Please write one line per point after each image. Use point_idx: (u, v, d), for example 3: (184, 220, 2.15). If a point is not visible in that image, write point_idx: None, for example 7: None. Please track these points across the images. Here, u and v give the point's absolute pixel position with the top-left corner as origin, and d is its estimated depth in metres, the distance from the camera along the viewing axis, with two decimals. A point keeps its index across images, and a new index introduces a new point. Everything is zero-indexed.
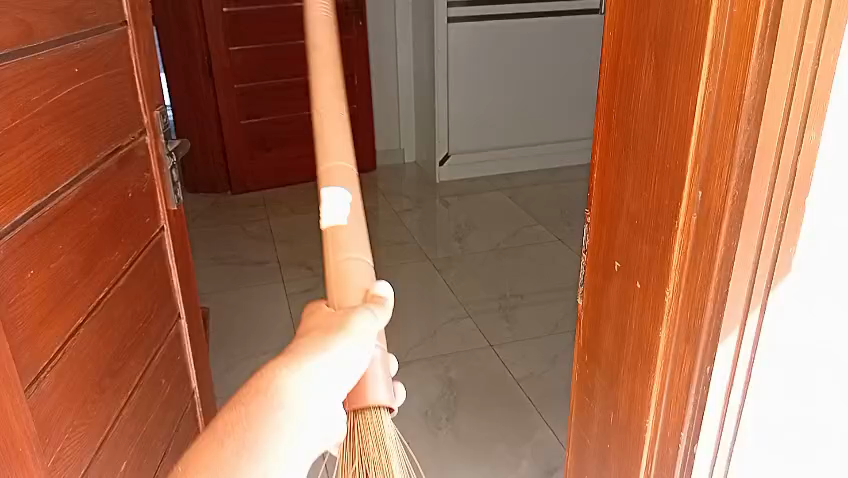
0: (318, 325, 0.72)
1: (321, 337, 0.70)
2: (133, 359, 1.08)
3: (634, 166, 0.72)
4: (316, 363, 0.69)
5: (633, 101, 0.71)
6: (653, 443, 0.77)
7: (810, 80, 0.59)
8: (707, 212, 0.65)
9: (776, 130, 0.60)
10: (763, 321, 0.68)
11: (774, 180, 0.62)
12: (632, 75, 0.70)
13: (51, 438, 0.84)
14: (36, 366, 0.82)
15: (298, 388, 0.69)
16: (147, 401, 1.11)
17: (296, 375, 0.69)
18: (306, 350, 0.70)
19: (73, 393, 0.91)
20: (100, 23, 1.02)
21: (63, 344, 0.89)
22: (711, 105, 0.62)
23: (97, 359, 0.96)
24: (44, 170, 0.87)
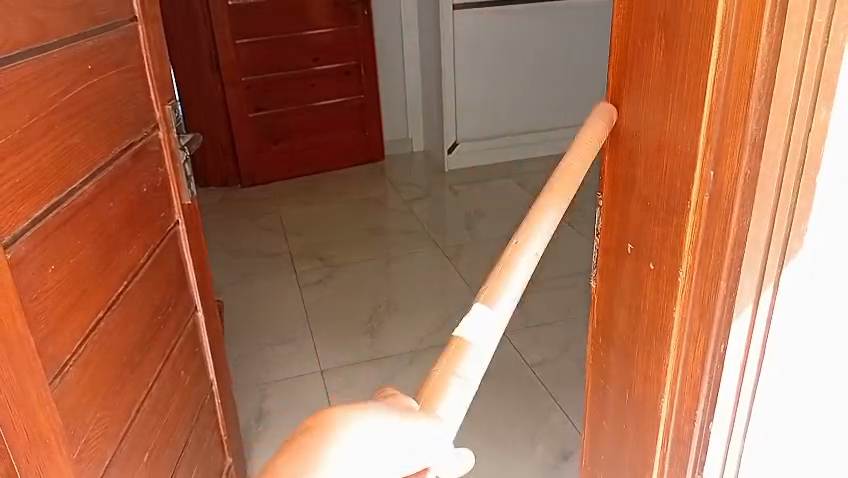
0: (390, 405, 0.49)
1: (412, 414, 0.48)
2: (151, 352, 1.20)
3: (645, 147, 0.69)
4: (384, 424, 0.46)
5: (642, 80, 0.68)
6: (668, 419, 0.75)
7: (820, 59, 0.56)
8: (719, 194, 0.62)
9: (787, 109, 0.58)
10: (778, 294, 0.65)
11: (785, 159, 0.59)
12: (641, 53, 0.68)
13: (76, 430, 0.93)
14: (60, 359, 0.90)
15: (352, 454, 0.44)
16: (162, 384, 1.24)
17: (360, 426, 0.45)
18: (381, 411, 0.47)
19: (95, 386, 1.00)
20: (110, 19, 1.09)
21: (84, 338, 0.97)
22: (721, 82, 0.59)
23: (116, 353, 1.06)
24: (61, 168, 0.92)
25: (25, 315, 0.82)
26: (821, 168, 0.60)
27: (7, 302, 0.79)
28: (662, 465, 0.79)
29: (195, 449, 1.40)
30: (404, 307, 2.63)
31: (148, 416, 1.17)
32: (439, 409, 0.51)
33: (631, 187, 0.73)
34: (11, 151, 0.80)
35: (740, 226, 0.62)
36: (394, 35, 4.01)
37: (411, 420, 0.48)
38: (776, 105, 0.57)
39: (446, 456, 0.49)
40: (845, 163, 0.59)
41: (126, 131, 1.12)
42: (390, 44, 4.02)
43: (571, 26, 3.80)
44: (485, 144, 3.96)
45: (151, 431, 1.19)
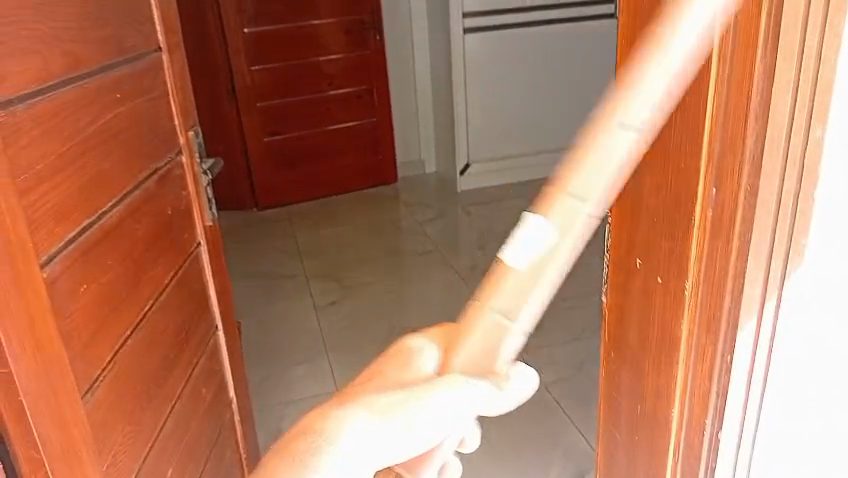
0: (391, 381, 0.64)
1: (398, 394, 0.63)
2: (174, 371, 1.23)
3: (649, 167, 0.72)
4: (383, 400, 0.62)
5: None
6: (678, 430, 0.78)
7: (812, 80, 0.58)
8: (721, 212, 0.65)
9: (783, 127, 0.60)
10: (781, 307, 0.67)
11: (784, 172, 0.61)
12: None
13: (105, 445, 0.97)
14: (91, 375, 0.94)
15: (360, 437, 0.62)
16: (184, 402, 1.27)
17: (362, 416, 0.62)
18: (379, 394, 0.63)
19: (123, 403, 1.04)
20: (138, 50, 1.14)
21: (113, 356, 1.01)
22: (719, 104, 0.63)
23: (141, 372, 1.10)
24: (92, 194, 0.96)
25: (59, 333, 0.86)
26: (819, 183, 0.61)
27: (44, 321, 0.83)
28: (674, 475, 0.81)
29: (215, 468, 1.42)
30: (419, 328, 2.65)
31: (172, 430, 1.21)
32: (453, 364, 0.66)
33: (638, 206, 0.76)
34: (47, 176, 0.85)
35: (742, 242, 0.65)
36: (405, 59, 4.08)
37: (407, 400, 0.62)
38: (772, 125, 0.60)
39: (477, 402, 0.62)
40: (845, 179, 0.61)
41: (152, 156, 1.17)
42: (403, 68, 4.09)
43: (581, 48, 3.85)
44: (497, 164, 4.00)
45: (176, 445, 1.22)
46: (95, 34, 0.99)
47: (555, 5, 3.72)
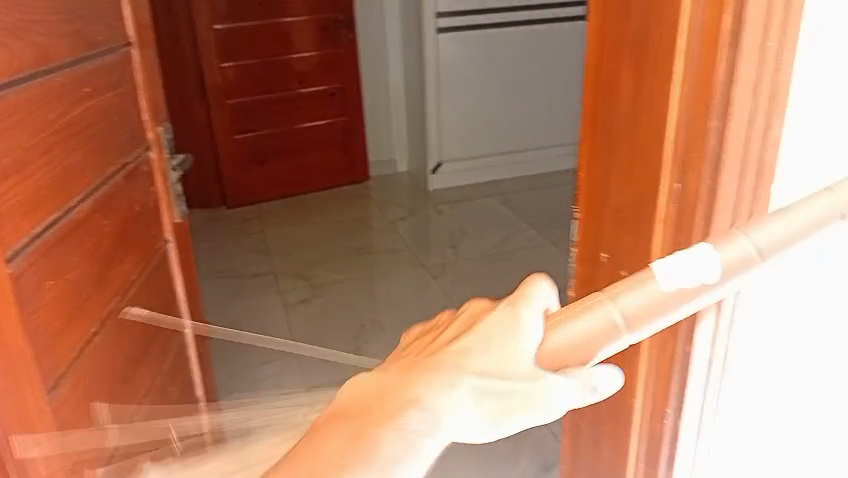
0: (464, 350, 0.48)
1: (480, 373, 0.47)
2: (142, 367, 1.22)
3: (616, 164, 0.74)
4: (483, 378, 0.47)
5: (612, 99, 0.72)
6: (642, 419, 0.81)
7: (771, 81, 0.62)
8: (684, 205, 0.67)
9: (743, 126, 0.63)
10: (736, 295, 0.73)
11: (744, 167, 0.64)
12: (611, 74, 0.72)
13: (71, 441, 0.96)
14: (56, 371, 0.93)
15: (451, 424, 0.47)
16: (151, 399, 1.26)
17: (460, 395, 0.46)
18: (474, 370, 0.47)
19: (88, 400, 1.03)
20: (107, 44, 1.13)
21: (79, 352, 1.00)
22: (684, 100, 0.64)
23: (108, 368, 1.09)
24: (60, 188, 0.95)
25: (23, 328, 0.85)
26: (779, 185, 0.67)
27: (7, 316, 0.81)
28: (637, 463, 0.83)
29: None
30: (390, 325, 2.65)
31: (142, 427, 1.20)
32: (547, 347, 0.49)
33: (604, 200, 0.77)
34: (14, 169, 0.84)
35: (703, 235, 0.67)
36: (378, 57, 4.07)
37: (489, 383, 0.47)
38: (734, 123, 0.63)
39: (568, 403, 0.48)
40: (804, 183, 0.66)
41: (122, 150, 1.16)
42: (375, 67, 4.08)
43: (551, 49, 3.89)
44: (469, 163, 4.01)
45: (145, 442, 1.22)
46: (63, 27, 0.97)
47: (527, 7, 3.75)
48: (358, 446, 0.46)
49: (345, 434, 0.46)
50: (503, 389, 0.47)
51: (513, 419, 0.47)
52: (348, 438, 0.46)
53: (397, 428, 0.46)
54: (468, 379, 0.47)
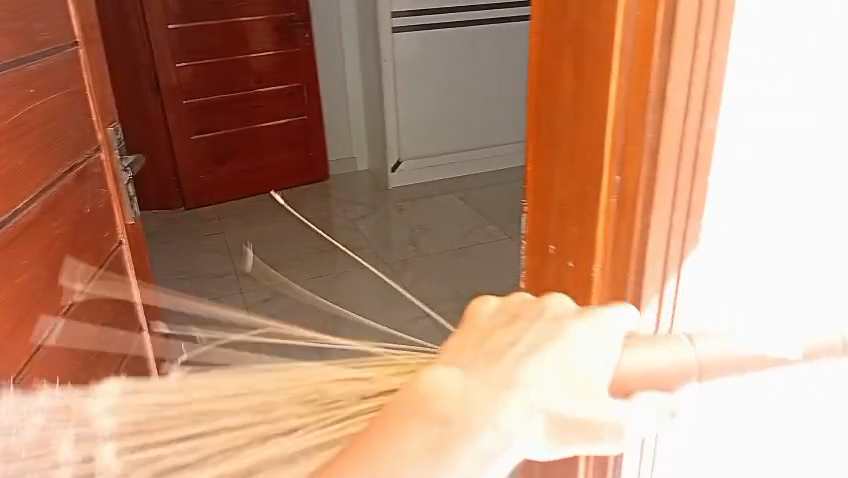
0: (545, 371, 0.46)
1: (557, 399, 0.47)
2: (96, 372, 1.21)
3: (560, 158, 0.75)
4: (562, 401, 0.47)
5: (555, 94, 0.74)
6: None
7: (704, 75, 0.64)
8: (625, 194, 0.69)
9: (678, 119, 0.65)
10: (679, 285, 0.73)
11: (680, 158, 0.67)
12: (553, 71, 0.73)
13: None
14: (5, 378, 0.92)
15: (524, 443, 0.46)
16: None
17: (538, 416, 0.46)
18: (559, 388, 0.47)
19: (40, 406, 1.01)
20: (52, 44, 1.11)
21: (30, 357, 0.99)
22: (622, 94, 0.66)
23: (59, 373, 1.07)
24: (5, 191, 0.94)
25: None
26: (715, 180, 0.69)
27: None
28: None
29: None
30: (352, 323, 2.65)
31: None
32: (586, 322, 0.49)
33: (550, 193, 0.78)
34: None
35: (643, 223, 0.69)
36: (335, 56, 4.06)
37: (561, 412, 0.47)
38: (669, 116, 0.65)
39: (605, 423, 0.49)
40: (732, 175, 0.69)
41: (71, 150, 1.15)
42: (332, 66, 4.07)
43: (508, 47, 3.93)
44: (429, 161, 4.03)
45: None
46: (6, 27, 0.96)
47: (483, 4, 3.79)
48: (428, 462, 0.43)
49: (417, 443, 0.44)
50: (572, 420, 0.47)
51: (566, 446, 0.48)
52: (420, 450, 0.44)
53: (473, 448, 0.44)
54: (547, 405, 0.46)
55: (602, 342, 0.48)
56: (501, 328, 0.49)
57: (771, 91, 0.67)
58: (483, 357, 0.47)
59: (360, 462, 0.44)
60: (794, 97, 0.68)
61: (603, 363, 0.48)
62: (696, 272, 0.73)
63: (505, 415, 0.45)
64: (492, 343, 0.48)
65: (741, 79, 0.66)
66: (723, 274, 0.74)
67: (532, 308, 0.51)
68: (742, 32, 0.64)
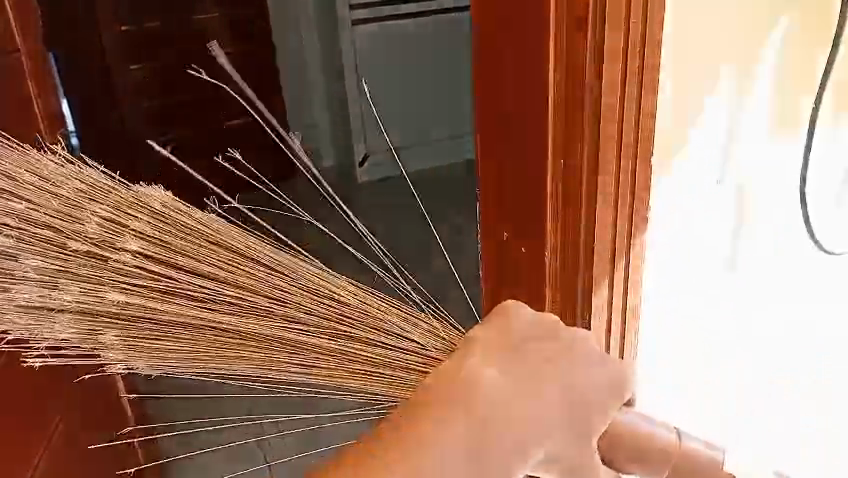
0: (565, 405, 0.56)
1: (562, 433, 0.56)
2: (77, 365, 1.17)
3: (506, 144, 0.73)
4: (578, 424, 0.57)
5: (496, 79, 0.71)
6: None
7: (641, 52, 0.65)
8: (571, 177, 0.70)
9: (617, 97, 0.66)
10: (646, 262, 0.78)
11: (621, 135, 0.68)
12: (493, 56, 0.70)
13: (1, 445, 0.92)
14: None
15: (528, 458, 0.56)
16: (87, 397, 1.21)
17: (554, 431, 0.56)
18: (589, 407, 0.57)
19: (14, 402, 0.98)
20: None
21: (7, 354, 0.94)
22: (561, 81, 0.66)
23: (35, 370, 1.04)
24: None
25: None
26: (677, 154, 0.75)
27: None
28: None
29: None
30: None
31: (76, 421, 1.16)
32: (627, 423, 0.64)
33: (501, 181, 0.76)
34: None
35: (590, 209, 0.71)
36: None
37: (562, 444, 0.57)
38: (608, 96, 0.66)
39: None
40: (683, 165, 0.76)
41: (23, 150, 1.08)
42: None
43: None
44: None
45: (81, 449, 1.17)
46: None
47: None
48: (480, 453, 0.52)
49: (477, 429, 0.53)
50: (568, 450, 0.57)
51: (543, 471, 0.58)
52: (480, 432, 0.53)
53: (506, 459, 0.53)
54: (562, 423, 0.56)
55: (606, 396, 0.58)
56: (533, 343, 0.58)
57: (741, 117, 0.78)
58: (524, 366, 0.56)
59: (433, 434, 0.51)
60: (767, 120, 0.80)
61: (605, 417, 0.58)
62: (664, 257, 0.80)
63: (531, 431, 0.54)
64: (528, 352, 0.57)
65: (722, 98, 0.74)
66: (728, 276, 0.86)
67: (560, 334, 0.59)
68: (689, 36, 0.69)
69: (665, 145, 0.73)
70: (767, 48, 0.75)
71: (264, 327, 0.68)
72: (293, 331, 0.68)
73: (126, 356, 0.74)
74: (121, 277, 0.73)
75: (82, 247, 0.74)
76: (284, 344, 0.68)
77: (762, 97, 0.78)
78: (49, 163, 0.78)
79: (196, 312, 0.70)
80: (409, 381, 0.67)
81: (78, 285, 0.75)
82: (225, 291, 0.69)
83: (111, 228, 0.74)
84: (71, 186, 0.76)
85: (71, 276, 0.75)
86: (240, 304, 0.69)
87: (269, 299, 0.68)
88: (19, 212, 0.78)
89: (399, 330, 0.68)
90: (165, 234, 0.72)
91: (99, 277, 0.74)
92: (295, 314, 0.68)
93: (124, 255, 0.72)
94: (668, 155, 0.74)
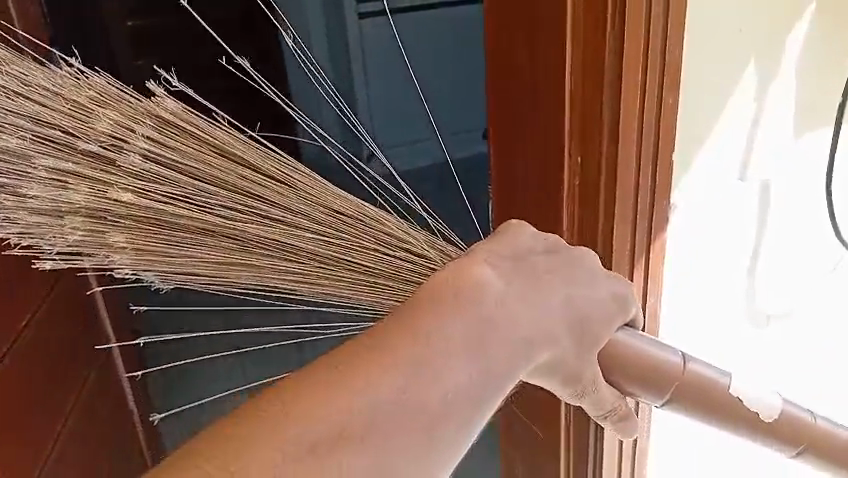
0: (567, 319, 0.53)
1: (565, 342, 0.53)
2: (99, 347, 1.11)
3: (520, 142, 0.70)
4: (587, 333, 0.54)
5: (508, 82, 0.67)
6: None
7: (661, 47, 0.63)
8: (586, 176, 0.68)
9: (637, 93, 0.64)
10: (666, 260, 0.76)
11: (642, 132, 0.66)
12: (504, 57, 0.67)
13: (28, 423, 0.87)
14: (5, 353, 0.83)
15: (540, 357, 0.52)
16: (112, 378, 1.15)
17: (565, 339, 0.52)
18: (600, 314, 0.54)
19: (45, 380, 0.93)
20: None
21: (27, 323, 0.89)
22: (581, 78, 0.63)
23: (61, 347, 0.98)
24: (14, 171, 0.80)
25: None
26: (700, 153, 0.72)
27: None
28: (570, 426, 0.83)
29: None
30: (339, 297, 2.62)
31: (102, 388, 1.11)
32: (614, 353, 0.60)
33: (511, 186, 0.73)
34: None
35: (608, 223, 0.69)
36: None
37: (565, 356, 0.54)
38: (627, 92, 0.63)
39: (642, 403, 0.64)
40: (707, 164, 0.73)
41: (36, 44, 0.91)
42: None
43: None
44: None
45: (106, 414, 1.12)
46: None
47: None
48: (496, 361, 0.47)
49: (481, 332, 0.47)
50: (569, 363, 0.54)
51: (540, 376, 0.54)
52: (482, 332, 0.47)
53: (512, 363, 0.48)
54: (571, 331, 0.53)
55: (604, 304, 0.55)
56: (537, 255, 0.54)
57: (762, 117, 0.74)
58: (524, 271, 0.51)
59: (438, 333, 0.45)
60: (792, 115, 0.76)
61: (606, 330, 0.55)
62: (683, 257, 0.77)
63: (538, 335, 0.50)
64: (533, 264, 0.52)
65: (739, 98, 0.71)
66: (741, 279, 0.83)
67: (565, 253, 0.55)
68: (704, 36, 0.66)
69: (687, 141, 0.71)
70: (788, 47, 0.72)
71: (281, 233, 0.63)
72: (300, 239, 0.63)
73: (136, 267, 0.64)
74: (135, 181, 0.62)
75: (94, 148, 0.61)
76: (293, 252, 0.63)
77: (786, 95, 0.74)
78: (58, 71, 0.62)
79: (206, 218, 0.62)
80: (409, 286, 0.64)
81: (89, 187, 0.61)
82: (233, 201, 0.63)
83: (121, 131, 0.61)
84: (85, 92, 0.61)
85: (83, 180, 0.61)
86: (246, 214, 0.63)
87: (281, 212, 0.63)
88: (28, 114, 0.60)
89: (398, 243, 0.65)
90: (180, 143, 0.62)
91: (108, 180, 0.62)
92: (300, 223, 0.63)
93: (132, 159, 0.61)
94: (688, 155, 0.71)
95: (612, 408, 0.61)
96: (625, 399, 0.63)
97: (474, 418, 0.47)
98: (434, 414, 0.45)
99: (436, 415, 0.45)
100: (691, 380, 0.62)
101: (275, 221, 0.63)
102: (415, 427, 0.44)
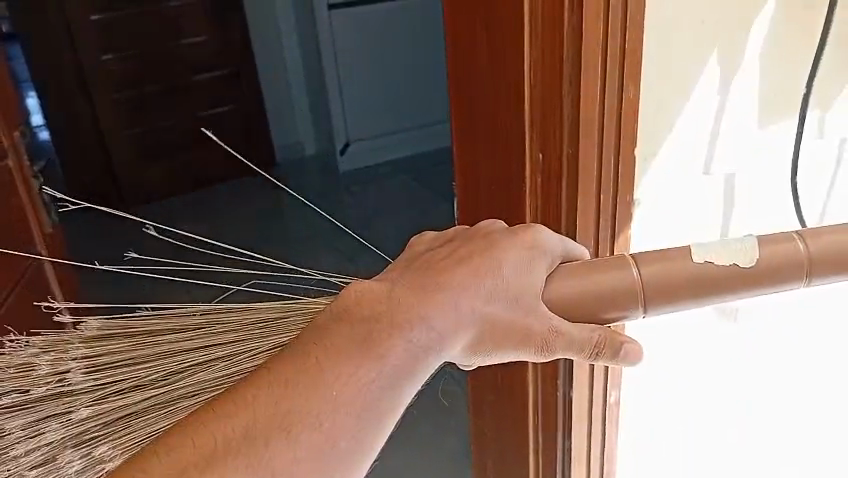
0: (494, 286, 0.53)
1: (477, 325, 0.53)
2: None
3: (486, 139, 0.68)
4: (509, 272, 0.54)
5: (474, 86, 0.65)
6: (534, 387, 0.80)
7: (620, 40, 0.61)
8: (550, 170, 0.66)
9: (597, 87, 0.62)
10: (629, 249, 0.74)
11: (603, 128, 0.64)
12: (467, 48, 0.64)
13: None
14: None
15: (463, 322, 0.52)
16: None
17: (481, 300, 0.53)
18: (515, 256, 0.54)
19: None
20: None
21: None
22: (540, 69, 0.61)
23: None
24: None
25: None
26: (662, 146, 0.71)
27: None
28: (537, 423, 0.82)
29: None
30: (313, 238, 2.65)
31: None
32: (556, 289, 0.57)
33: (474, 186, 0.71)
34: None
35: (571, 223, 0.68)
36: None
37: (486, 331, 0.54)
38: (586, 86, 0.62)
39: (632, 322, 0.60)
40: (666, 159, 0.72)
41: None
42: None
43: None
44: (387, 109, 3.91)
45: None
46: None
47: None
48: (391, 368, 0.49)
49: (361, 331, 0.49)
50: (500, 330, 0.54)
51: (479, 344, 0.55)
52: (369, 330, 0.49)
53: (418, 359, 0.50)
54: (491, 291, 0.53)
55: (527, 259, 0.55)
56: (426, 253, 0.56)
57: (725, 111, 0.73)
58: (420, 267, 0.54)
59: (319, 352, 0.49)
60: (759, 108, 0.75)
61: (534, 278, 0.55)
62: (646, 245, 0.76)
63: (453, 328, 0.51)
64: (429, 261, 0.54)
65: (702, 96, 0.70)
66: None
67: (488, 236, 0.56)
68: (662, 33, 0.65)
69: (650, 132, 0.69)
70: (751, 42, 0.71)
71: (223, 352, 0.64)
72: (238, 349, 0.64)
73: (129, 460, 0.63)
74: (92, 396, 0.65)
75: (43, 390, 0.64)
76: (235, 370, 0.63)
77: (751, 87, 0.73)
78: None
79: (160, 381, 0.65)
80: None
81: (56, 421, 0.64)
82: (167, 365, 0.65)
83: (57, 362, 0.66)
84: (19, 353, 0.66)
85: (53, 420, 0.64)
86: (188, 360, 0.65)
87: (214, 336, 0.65)
88: None
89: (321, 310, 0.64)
90: (111, 348, 0.68)
91: (69, 408, 0.65)
92: (230, 337, 0.65)
93: (76, 377, 0.65)
94: (649, 149, 0.70)
95: (597, 340, 0.57)
96: (610, 327, 0.59)
97: (379, 423, 0.49)
98: (326, 418, 0.47)
99: (332, 429, 0.47)
100: (663, 278, 0.58)
101: (211, 344, 0.65)
102: (306, 443, 0.47)
